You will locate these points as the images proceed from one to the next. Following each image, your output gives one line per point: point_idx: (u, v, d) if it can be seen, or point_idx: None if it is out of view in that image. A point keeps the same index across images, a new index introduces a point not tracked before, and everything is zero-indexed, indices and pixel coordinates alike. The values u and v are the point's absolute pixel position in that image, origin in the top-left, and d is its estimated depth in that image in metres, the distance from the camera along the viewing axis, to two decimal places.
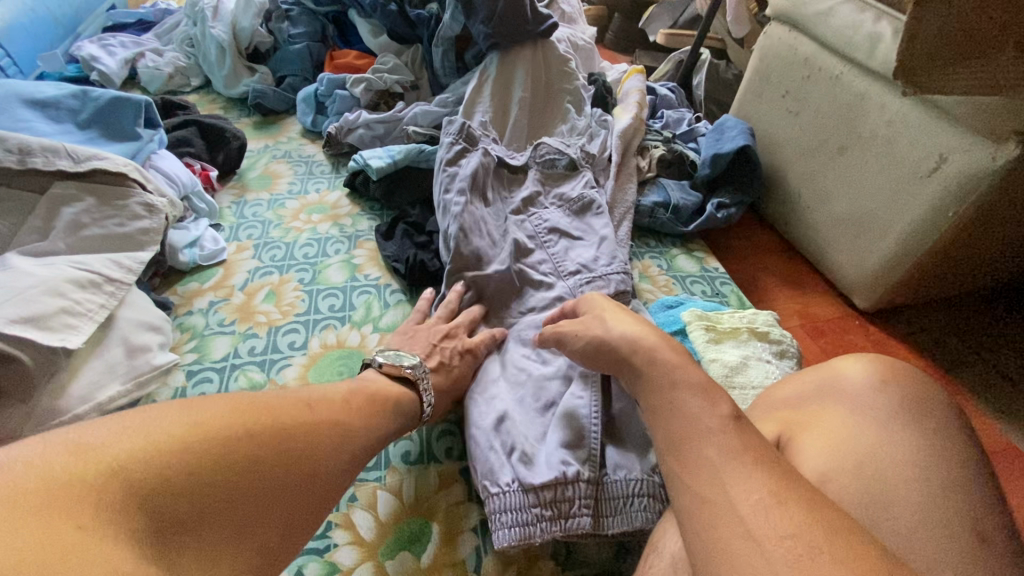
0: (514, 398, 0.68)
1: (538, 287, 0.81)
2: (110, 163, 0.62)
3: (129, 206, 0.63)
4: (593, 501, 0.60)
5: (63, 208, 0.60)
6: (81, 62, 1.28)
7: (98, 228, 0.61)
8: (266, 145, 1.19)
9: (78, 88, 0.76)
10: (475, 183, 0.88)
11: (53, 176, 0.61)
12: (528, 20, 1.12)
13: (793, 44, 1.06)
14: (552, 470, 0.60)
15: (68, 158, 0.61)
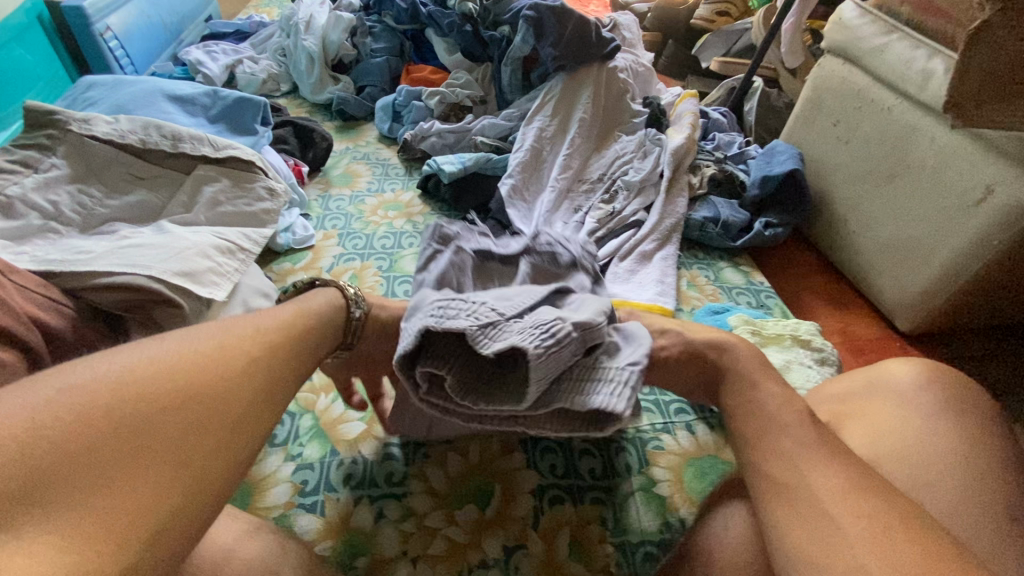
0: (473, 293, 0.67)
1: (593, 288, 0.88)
2: (243, 153, 0.74)
3: (257, 191, 0.74)
4: (486, 321, 0.53)
5: (205, 188, 0.71)
6: (188, 65, 1.43)
7: (230, 205, 0.71)
8: (347, 147, 1.31)
9: (210, 88, 0.89)
10: None
11: (198, 160, 0.72)
12: (594, 44, 1.22)
13: (846, 77, 1.12)
14: (453, 293, 0.57)
15: (210, 146, 0.73)
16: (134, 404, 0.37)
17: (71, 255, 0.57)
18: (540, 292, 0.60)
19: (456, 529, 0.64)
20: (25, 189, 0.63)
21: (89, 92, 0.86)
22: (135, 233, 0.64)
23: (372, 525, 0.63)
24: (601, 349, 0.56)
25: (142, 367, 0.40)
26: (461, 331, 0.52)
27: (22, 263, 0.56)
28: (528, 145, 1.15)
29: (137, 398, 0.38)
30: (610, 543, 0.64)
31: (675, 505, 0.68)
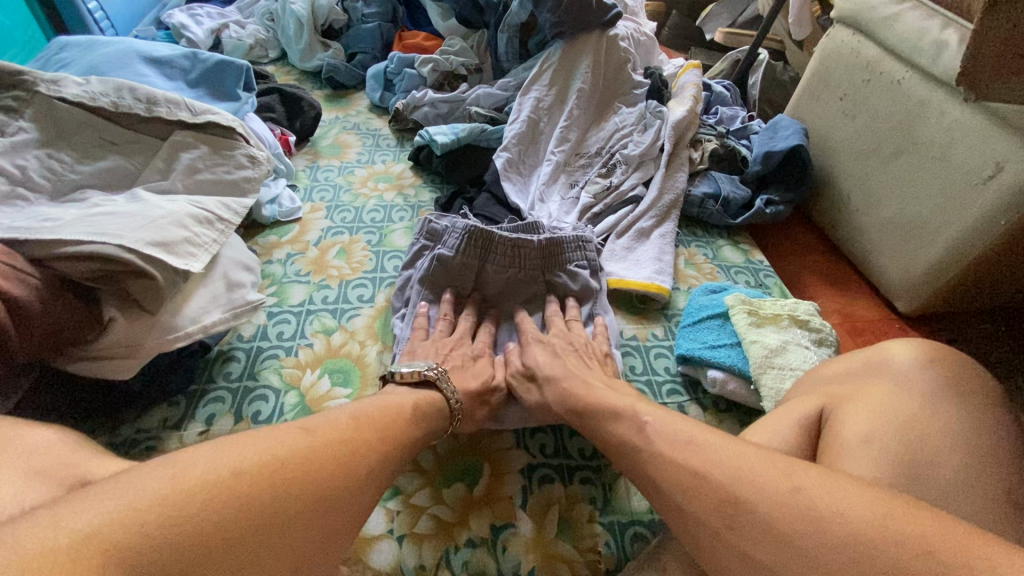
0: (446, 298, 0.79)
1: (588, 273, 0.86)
2: (222, 118, 0.70)
3: (239, 158, 0.70)
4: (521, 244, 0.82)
5: (181, 155, 0.68)
6: (172, 29, 1.37)
7: (209, 173, 0.68)
8: (337, 116, 1.27)
9: (189, 50, 0.85)
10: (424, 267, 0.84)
11: (174, 125, 0.69)
12: (594, 10, 1.16)
13: (855, 48, 1.08)
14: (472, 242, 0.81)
15: (187, 111, 0.69)
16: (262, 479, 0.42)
17: (39, 222, 0.55)
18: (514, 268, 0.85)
19: (442, 508, 0.63)
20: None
21: (62, 52, 0.81)
22: (109, 200, 0.61)
23: None
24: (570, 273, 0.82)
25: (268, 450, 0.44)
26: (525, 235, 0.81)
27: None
28: (525, 117, 1.11)
29: (265, 480, 0.42)
30: (599, 523, 0.63)
31: None
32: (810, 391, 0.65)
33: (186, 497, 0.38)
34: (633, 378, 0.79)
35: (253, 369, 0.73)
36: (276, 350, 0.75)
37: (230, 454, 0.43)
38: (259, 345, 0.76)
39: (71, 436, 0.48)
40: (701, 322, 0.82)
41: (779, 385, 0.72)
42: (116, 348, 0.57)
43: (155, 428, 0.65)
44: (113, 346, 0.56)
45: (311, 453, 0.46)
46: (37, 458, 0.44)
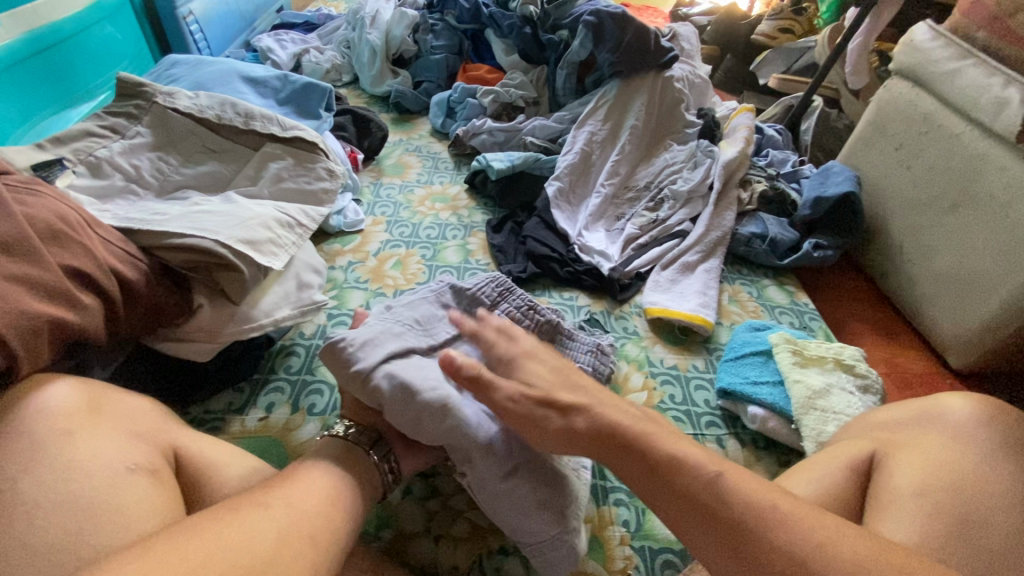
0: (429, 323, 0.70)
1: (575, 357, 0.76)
2: (307, 135, 0.77)
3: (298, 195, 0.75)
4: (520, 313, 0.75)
5: (271, 164, 0.75)
6: (260, 51, 1.50)
7: (293, 181, 0.75)
8: (401, 138, 1.35)
9: (281, 72, 0.94)
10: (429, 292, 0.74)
11: (265, 136, 0.76)
12: (651, 53, 1.22)
13: (913, 100, 1.08)
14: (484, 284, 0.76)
15: (279, 126, 0.77)
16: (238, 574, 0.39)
17: (147, 212, 0.62)
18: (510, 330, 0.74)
19: (478, 514, 0.65)
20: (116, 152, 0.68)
21: (172, 69, 0.91)
22: (207, 200, 0.68)
23: (399, 500, 0.65)
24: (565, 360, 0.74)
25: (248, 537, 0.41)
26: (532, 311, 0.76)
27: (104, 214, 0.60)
28: (578, 149, 1.16)
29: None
30: (630, 546, 0.64)
31: None
32: (860, 433, 0.64)
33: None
34: (669, 407, 0.79)
35: (311, 365, 0.78)
36: None
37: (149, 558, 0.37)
38: (318, 343, 0.82)
39: (158, 407, 0.53)
40: (743, 357, 0.83)
41: (821, 427, 0.72)
42: (198, 332, 0.62)
43: (221, 410, 0.71)
44: (196, 330, 0.62)
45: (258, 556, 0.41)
46: (133, 422, 0.49)
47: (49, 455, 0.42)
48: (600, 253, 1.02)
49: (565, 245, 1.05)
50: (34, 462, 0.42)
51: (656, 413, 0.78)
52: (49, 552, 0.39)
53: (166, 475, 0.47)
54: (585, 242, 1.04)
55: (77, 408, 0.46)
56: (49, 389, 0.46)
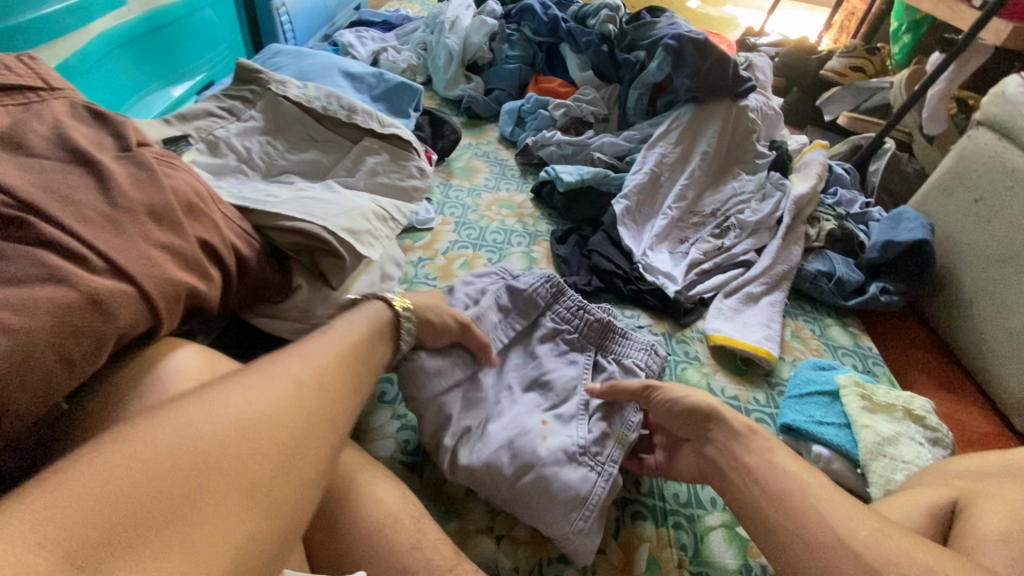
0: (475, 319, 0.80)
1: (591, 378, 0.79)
2: (404, 133, 0.80)
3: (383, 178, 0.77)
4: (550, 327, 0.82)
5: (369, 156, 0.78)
6: (341, 46, 1.55)
7: (387, 176, 0.78)
8: (470, 142, 1.38)
9: (376, 70, 0.97)
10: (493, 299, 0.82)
11: (365, 131, 0.79)
12: (728, 80, 1.23)
13: (1000, 152, 1.06)
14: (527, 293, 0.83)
15: (378, 122, 0.80)
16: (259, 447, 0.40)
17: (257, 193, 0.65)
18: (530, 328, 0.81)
19: (538, 519, 0.66)
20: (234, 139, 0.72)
21: (275, 58, 0.96)
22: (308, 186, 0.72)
23: (462, 495, 0.67)
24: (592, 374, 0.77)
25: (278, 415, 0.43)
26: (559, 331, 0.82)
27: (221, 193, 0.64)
28: (648, 170, 1.17)
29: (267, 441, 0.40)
30: (687, 570, 0.64)
31: (757, 550, 0.67)
32: (937, 482, 0.63)
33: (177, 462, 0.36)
34: None
35: None
36: None
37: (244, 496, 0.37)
38: None
39: None
40: (808, 396, 0.82)
41: (890, 475, 0.71)
42: (294, 312, 0.66)
43: None
44: (292, 309, 0.66)
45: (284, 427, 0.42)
46: None
47: (162, 397, 0.46)
48: (664, 275, 1.03)
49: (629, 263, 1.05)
50: (145, 401, 0.45)
51: None
52: (137, 444, 0.36)
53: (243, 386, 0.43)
54: (650, 262, 1.04)
55: (202, 373, 0.49)
56: (176, 354, 0.50)
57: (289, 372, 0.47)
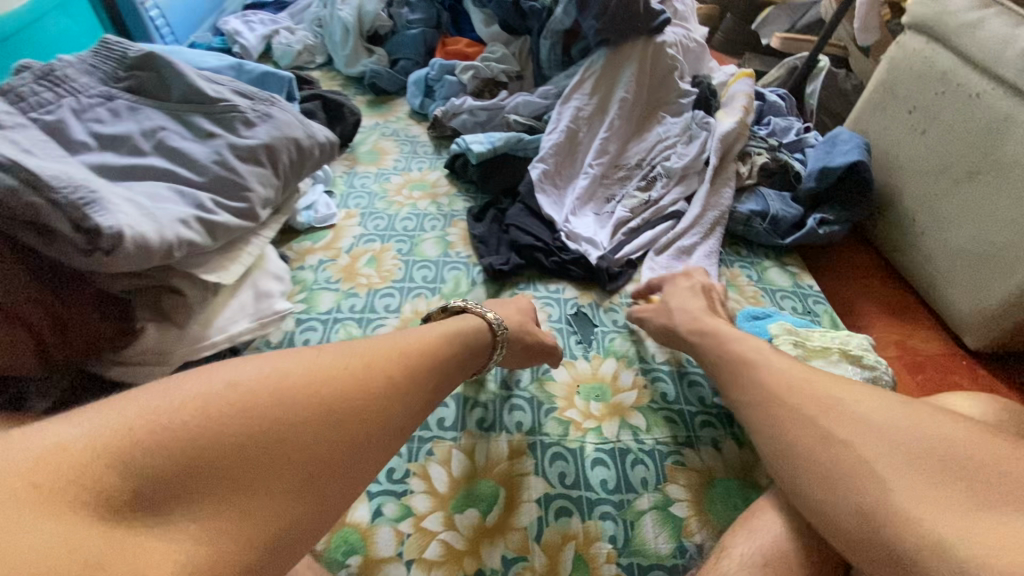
0: (169, 126, 0.64)
1: (270, 126, 0.67)
2: (280, 138, 0.67)
3: (176, 127, 0.64)
4: (219, 156, 0.62)
5: (236, 160, 0.63)
6: (227, 35, 1.42)
7: (260, 193, 0.64)
8: (376, 122, 1.27)
9: (234, 61, 0.85)
10: (123, 139, 0.62)
11: (220, 134, 0.65)
12: (641, 16, 1.13)
13: (929, 56, 0.99)
14: (148, 127, 0.63)
15: (243, 124, 0.66)
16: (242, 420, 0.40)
17: (65, 175, 0.49)
18: (178, 149, 0.62)
19: (453, 534, 0.61)
20: (31, 133, 0.55)
21: None
22: (139, 177, 0.59)
23: (369, 522, 0.61)
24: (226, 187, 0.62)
25: (272, 378, 0.43)
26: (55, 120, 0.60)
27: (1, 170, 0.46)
28: (564, 127, 1.08)
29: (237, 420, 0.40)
30: (617, 564, 0.60)
31: (692, 529, 0.62)
32: None
33: (138, 446, 0.36)
34: (661, 408, 0.74)
35: None
36: None
37: (239, 489, 0.38)
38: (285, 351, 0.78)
39: None
40: None
41: None
42: (146, 356, 0.58)
43: None
44: (143, 353, 0.58)
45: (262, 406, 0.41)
46: None
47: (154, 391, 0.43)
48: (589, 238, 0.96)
49: (549, 231, 0.98)
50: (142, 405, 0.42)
51: (647, 414, 0.73)
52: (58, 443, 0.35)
53: (288, 363, 0.45)
54: (576, 227, 0.97)
55: None
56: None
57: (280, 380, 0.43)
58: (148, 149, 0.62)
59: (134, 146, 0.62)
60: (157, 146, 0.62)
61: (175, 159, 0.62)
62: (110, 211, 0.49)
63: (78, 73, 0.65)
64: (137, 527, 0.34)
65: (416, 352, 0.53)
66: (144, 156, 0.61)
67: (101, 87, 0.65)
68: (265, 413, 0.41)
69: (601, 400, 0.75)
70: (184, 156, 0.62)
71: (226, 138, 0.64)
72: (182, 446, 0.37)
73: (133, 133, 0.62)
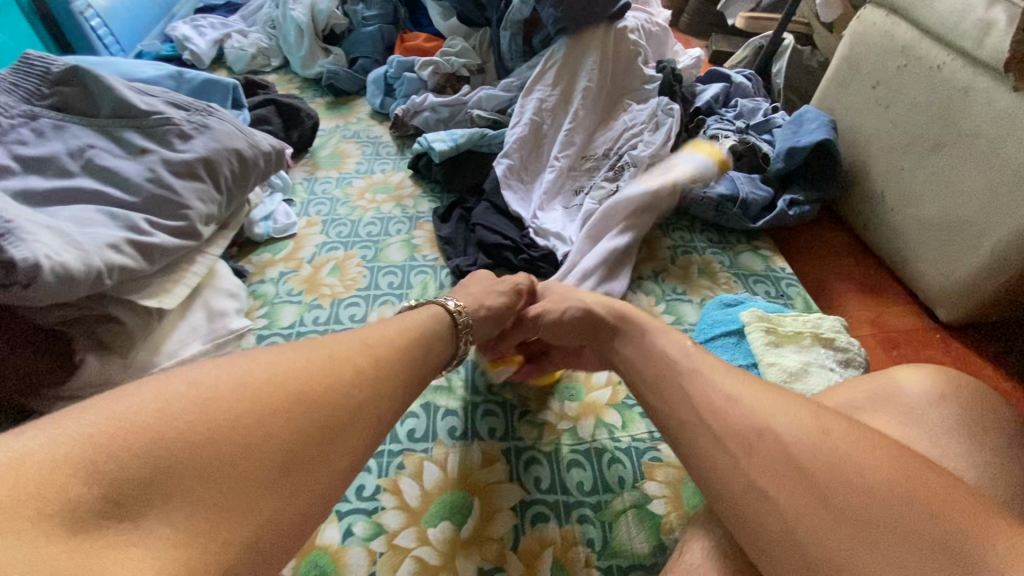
0: (97, 143, 0.60)
1: (207, 137, 0.63)
2: (218, 150, 0.63)
3: (105, 144, 0.60)
4: (154, 173, 0.59)
5: (170, 176, 0.59)
6: (176, 42, 1.36)
7: (200, 210, 0.61)
8: (336, 125, 1.23)
9: (173, 69, 0.81)
10: (46, 162, 0.58)
11: (153, 149, 0.61)
12: (600, 3, 1.10)
13: (889, 30, 0.98)
14: (76, 147, 0.60)
15: (178, 137, 0.62)
16: (225, 416, 0.36)
17: None
18: (107, 169, 0.58)
19: (427, 549, 0.59)
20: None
21: None
22: (67, 201, 0.56)
23: (340, 543, 0.59)
24: (162, 204, 0.58)
25: (250, 373, 0.39)
26: None
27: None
28: (527, 120, 1.06)
29: (217, 420, 0.35)
30: (596, 568, 0.58)
31: (670, 525, 0.61)
32: None
33: (103, 457, 0.31)
34: (636, 403, 0.73)
35: None
36: None
37: (219, 485, 0.34)
38: None
39: None
40: (714, 341, 0.76)
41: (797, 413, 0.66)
42: (88, 388, 0.55)
43: None
44: (85, 386, 0.55)
45: (247, 402, 0.37)
46: None
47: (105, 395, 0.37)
48: (557, 232, 0.94)
49: (517, 228, 0.96)
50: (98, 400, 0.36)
51: (622, 411, 0.72)
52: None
53: (252, 361, 0.41)
54: (544, 223, 0.95)
55: None
56: None
57: (261, 378, 0.39)
58: (75, 170, 0.58)
59: (60, 168, 0.58)
60: (85, 167, 0.58)
61: (108, 178, 0.58)
62: (27, 240, 0.46)
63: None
64: (113, 535, 0.30)
65: (385, 347, 0.49)
66: (71, 178, 0.58)
67: (24, 106, 0.62)
68: (239, 401, 0.37)
69: (575, 399, 0.73)
70: (111, 176, 0.58)
71: (159, 153, 0.60)
72: (159, 451, 0.33)
73: (57, 154, 0.59)
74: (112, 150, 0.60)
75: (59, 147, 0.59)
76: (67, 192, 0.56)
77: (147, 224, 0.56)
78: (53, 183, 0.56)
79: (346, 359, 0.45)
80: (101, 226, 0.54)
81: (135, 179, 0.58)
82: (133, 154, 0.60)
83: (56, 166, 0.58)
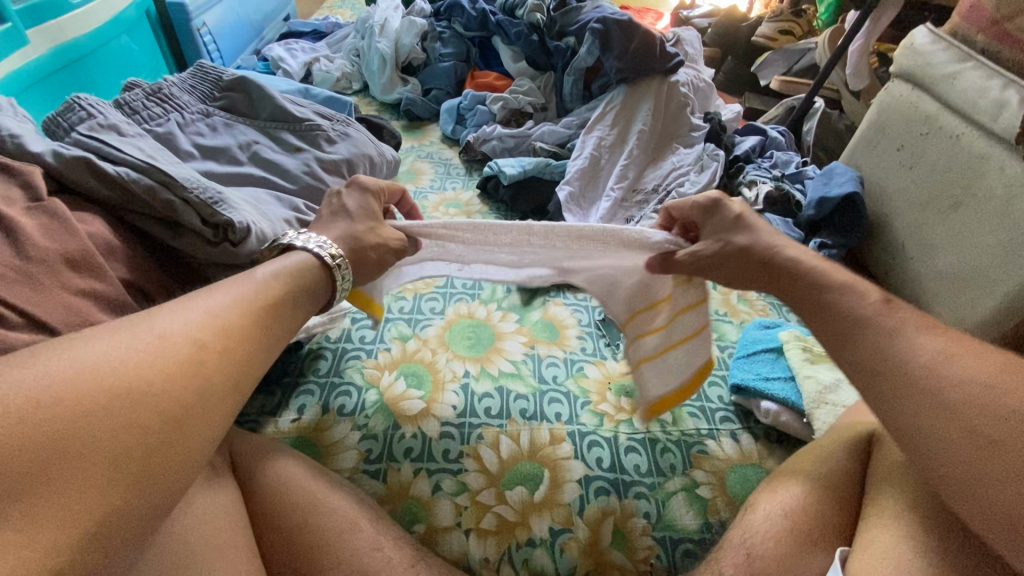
0: (260, 140, 0.73)
1: (347, 142, 0.77)
2: (357, 154, 0.77)
3: (267, 142, 0.74)
4: (310, 168, 0.72)
5: (322, 172, 0.73)
6: (271, 61, 1.53)
7: None
8: (412, 145, 1.38)
9: (301, 86, 0.95)
10: (222, 152, 0.70)
11: (307, 149, 0.74)
12: (657, 59, 1.26)
13: (915, 102, 1.11)
14: (245, 141, 0.72)
15: (326, 141, 0.76)
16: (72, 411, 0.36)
17: (193, 179, 0.58)
18: (272, 161, 0.71)
19: (505, 507, 0.68)
20: (149, 141, 0.64)
21: None
22: (243, 184, 0.68)
23: (430, 495, 0.68)
24: (314, 194, 0.72)
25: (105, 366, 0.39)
26: (166, 133, 0.69)
27: (147, 173, 0.56)
28: (588, 154, 1.19)
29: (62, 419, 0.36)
30: (651, 537, 0.67)
31: (716, 508, 0.70)
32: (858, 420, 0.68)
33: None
34: (685, 404, 0.82)
35: (339, 367, 0.82)
36: (360, 351, 0.85)
37: (56, 489, 0.34)
38: (343, 346, 0.86)
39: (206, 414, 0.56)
40: (755, 355, 0.86)
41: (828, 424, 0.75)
42: None
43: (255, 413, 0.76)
44: None
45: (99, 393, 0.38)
46: None
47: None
48: None
49: None
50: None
51: (672, 409, 0.81)
52: None
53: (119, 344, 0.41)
54: None
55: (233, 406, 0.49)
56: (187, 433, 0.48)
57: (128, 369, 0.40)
58: (245, 159, 0.71)
59: (231, 155, 0.71)
60: (254, 158, 0.71)
61: (273, 169, 0.71)
62: (234, 209, 0.59)
63: (180, 92, 0.74)
64: None
65: (240, 319, 0.49)
66: (242, 166, 0.70)
67: (201, 105, 0.75)
68: (65, 410, 0.36)
69: (630, 396, 0.83)
70: (275, 168, 0.71)
71: (313, 153, 0.74)
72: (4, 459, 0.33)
73: (231, 145, 0.71)
74: (274, 146, 0.73)
75: (232, 140, 0.72)
76: (242, 177, 0.69)
77: (302, 209, 0.69)
78: (231, 168, 0.69)
79: (200, 343, 0.45)
80: (275, 207, 0.67)
81: (293, 172, 0.71)
82: (291, 151, 0.73)
83: (230, 154, 0.70)
